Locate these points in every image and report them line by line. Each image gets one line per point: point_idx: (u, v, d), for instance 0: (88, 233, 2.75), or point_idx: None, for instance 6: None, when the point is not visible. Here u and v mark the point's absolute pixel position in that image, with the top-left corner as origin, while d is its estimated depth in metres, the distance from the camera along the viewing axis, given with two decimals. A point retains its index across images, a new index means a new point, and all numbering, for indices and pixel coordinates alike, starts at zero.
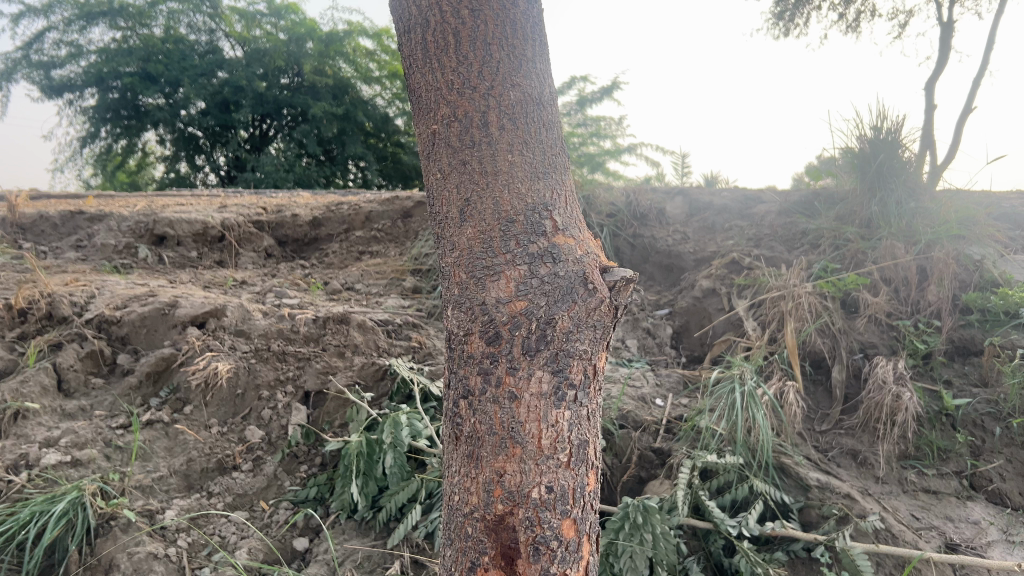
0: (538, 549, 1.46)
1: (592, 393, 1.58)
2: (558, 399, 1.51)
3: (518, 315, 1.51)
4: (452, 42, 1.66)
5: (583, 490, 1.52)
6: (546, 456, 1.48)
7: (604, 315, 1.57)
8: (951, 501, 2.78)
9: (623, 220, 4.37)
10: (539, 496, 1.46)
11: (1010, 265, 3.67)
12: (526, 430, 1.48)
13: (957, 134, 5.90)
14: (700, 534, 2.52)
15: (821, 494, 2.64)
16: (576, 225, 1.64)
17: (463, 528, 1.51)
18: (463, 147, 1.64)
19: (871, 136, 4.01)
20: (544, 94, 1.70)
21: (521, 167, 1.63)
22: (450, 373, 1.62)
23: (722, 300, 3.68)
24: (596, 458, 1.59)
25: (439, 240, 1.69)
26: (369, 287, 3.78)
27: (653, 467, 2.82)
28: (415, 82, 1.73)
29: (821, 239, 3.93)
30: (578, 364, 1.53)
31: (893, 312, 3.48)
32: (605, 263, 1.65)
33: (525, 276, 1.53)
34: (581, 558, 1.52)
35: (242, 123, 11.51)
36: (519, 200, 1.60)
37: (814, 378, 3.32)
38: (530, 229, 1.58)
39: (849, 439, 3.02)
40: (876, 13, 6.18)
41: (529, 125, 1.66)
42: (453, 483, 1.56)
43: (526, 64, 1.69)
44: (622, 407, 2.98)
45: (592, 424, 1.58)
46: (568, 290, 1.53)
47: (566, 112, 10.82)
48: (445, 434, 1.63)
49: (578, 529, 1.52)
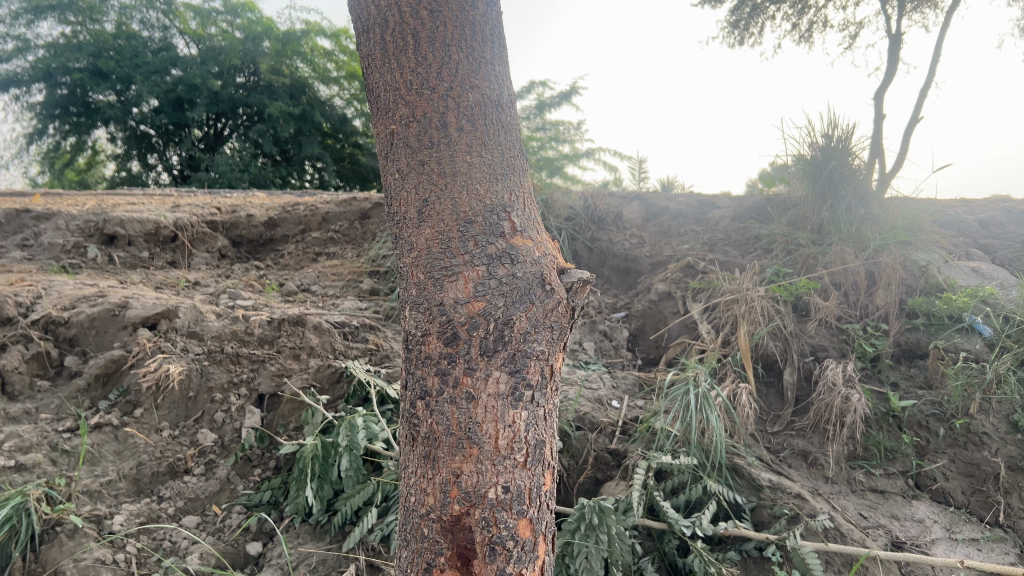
0: (494, 549, 1.46)
1: (548, 394, 1.59)
2: (515, 400, 1.51)
3: (476, 316, 1.51)
4: (411, 43, 1.66)
5: (539, 489, 1.53)
6: (503, 457, 1.48)
7: (560, 316, 1.58)
8: (897, 500, 2.85)
9: (581, 223, 4.40)
10: (496, 496, 1.47)
11: (953, 271, 3.78)
12: (483, 431, 1.48)
13: (905, 144, 6.08)
14: (655, 535, 2.55)
15: (772, 495, 2.69)
16: (535, 228, 1.65)
17: (419, 529, 1.51)
18: (422, 148, 1.64)
19: (822, 143, 4.10)
20: (502, 97, 1.71)
21: (480, 168, 1.63)
22: (406, 374, 1.61)
23: (677, 303, 3.73)
24: (552, 458, 1.60)
25: (397, 241, 1.68)
26: (325, 288, 3.75)
27: (609, 468, 2.84)
28: (373, 82, 1.73)
29: (774, 244, 4.01)
30: (535, 365, 1.54)
31: (842, 315, 3.56)
32: (562, 265, 1.67)
33: (483, 277, 1.54)
34: (537, 557, 1.53)
35: (197, 122, 11.32)
36: (477, 201, 1.61)
37: (766, 380, 3.38)
38: (488, 230, 1.58)
39: (800, 440, 3.09)
40: (828, 24, 6.33)
41: (487, 127, 1.67)
42: (409, 484, 1.56)
43: (485, 66, 1.69)
44: (578, 409, 3.00)
45: (549, 424, 1.59)
46: (526, 291, 1.54)
47: (525, 116, 10.85)
48: (402, 436, 1.62)
49: (534, 529, 1.53)
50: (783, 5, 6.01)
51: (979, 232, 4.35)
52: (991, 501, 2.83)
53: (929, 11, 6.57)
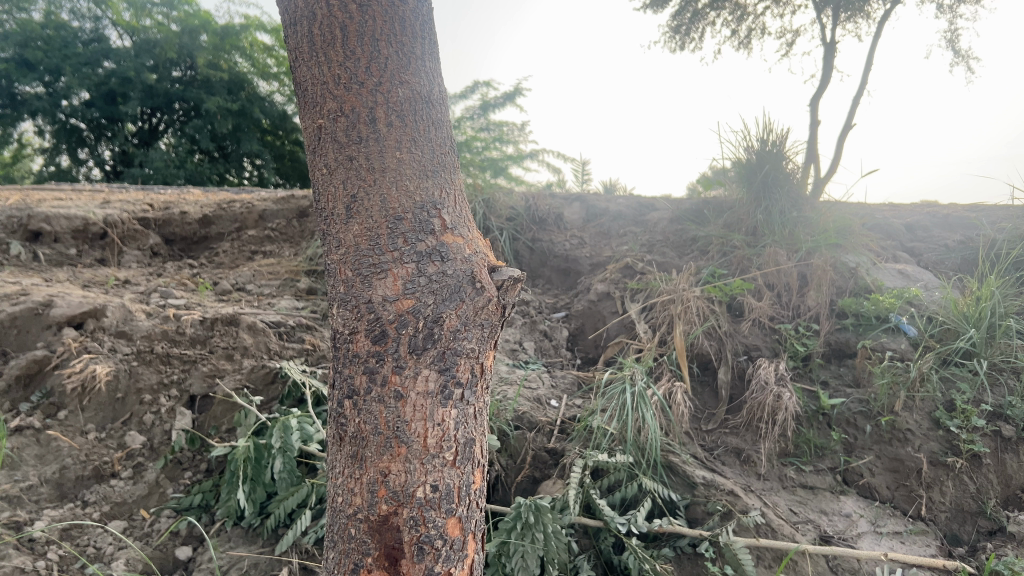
0: (421, 548, 1.45)
1: (478, 392, 1.59)
2: (444, 398, 1.50)
3: (405, 314, 1.51)
4: (339, 37, 1.64)
5: (469, 489, 1.53)
6: (431, 455, 1.48)
7: (491, 314, 1.59)
8: (826, 495, 2.93)
9: (522, 224, 4.40)
10: (424, 496, 1.46)
11: (881, 273, 3.90)
12: (411, 429, 1.47)
13: (838, 150, 6.26)
14: (591, 533, 2.57)
15: (706, 492, 2.74)
16: (465, 225, 1.66)
17: (346, 530, 1.49)
18: (350, 143, 1.62)
19: (757, 148, 4.20)
20: (433, 93, 1.71)
21: (410, 164, 1.62)
22: (334, 374, 1.59)
23: (616, 303, 3.76)
24: (482, 458, 1.61)
25: (324, 237, 1.66)
26: (261, 287, 3.68)
27: (547, 467, 2.85)
28: (300, 75, 1.70)
29: (710, 246, 4.09)
30: (465, 363, 1.53)
31: (775, 316, 3.65)
32: (493, 263, 1.68)
33: (412, 274, 1.54)
34: (466, 557, 1.53)
35: (130, 116, 11.01)
36: (407, 198, 1.60)
37: (701, 379, 3.44)
38: (418, 228, 1.58)
39: (733, 438, 3.15)
40: (766, 31, 6.47)
41: (417, 124, 1.66)
42: (336, 484, 1.53)
43: (415, 62, 1.69)
44: (517, 409, 3.00)
45: (479, 423, 1.60)
46: (456, 289, 1.54)
47: (469, 117, 10.83)
48: (329, 436, 1.59)
49: (462, 528, 1.52)
50: (723, 11, 6.12)
51: (905, 235, 4.51)
52: (913, 495, 2.94)
53: (862, 22, 6.77)
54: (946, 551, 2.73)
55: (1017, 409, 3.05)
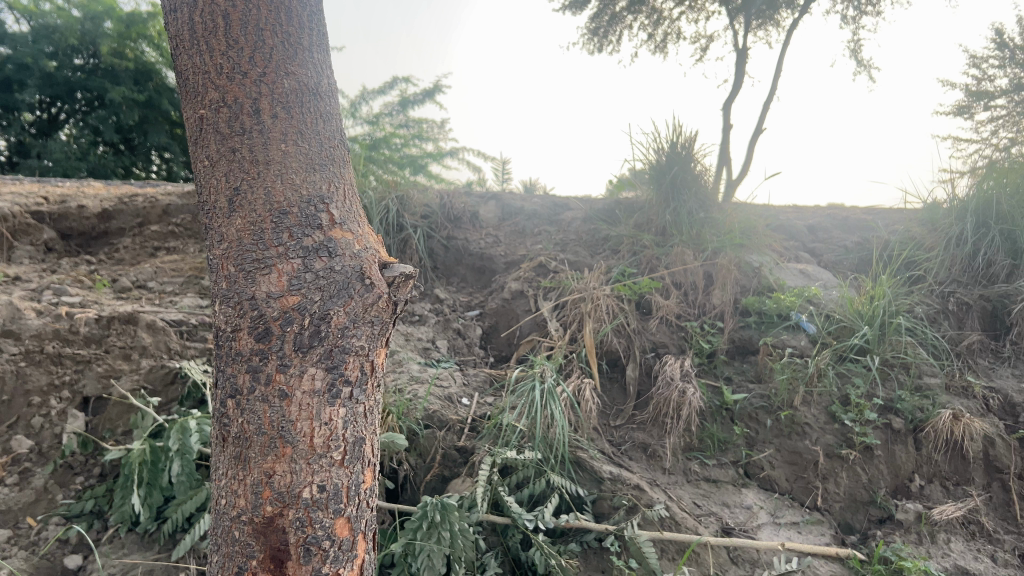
0: (308, 550, 1.50)
1: (368, 390, 1.64)
2: (332, 397, 1.55)
3: (290, 311, 1.52)
4: (221, 25, 1.60)
5: (357, 488, 1.59)
6: (318, 455, 1.52)
7: (381, 311, 1.63)
8: (728, 488, 3.03)
9: (437, 222, 4.36)
10: (310, 496, 1.51)
11: (783, 272, 4.05)
12: (297, 429, 1.50)
13: (748, 153, 6.47)
14: (499, 530, 2.60)
15: (613, 486, 2.80)
16: (355, 221, 1.67)
17: (229, 533, 1.52)
18: (232, 134, 1.60)
19: (667, 149, 4.29)
20: (321, 85, 1.70)
21: (295, 157, 1.62)
22: (217, 372, 1.60)
23: (529, 301, 3.78)
24: (371, 457, 1.67)
25: (206, 231, 1.64)
26: (163, 284, 3.57)
27: (456, 466, 2.84)
28: (179, 63, 1.65)
29: (621, 245, 4.16)
30: (354, 361, 1.58)
31: (682, 314, 3.74)
32: (384, 258, 1.71)
33: (298, 270, 1.54)
34: (356, 556, 1.60)
35: (26, 105, 10.45)
36: (293, 192, 1.59)
37: (610, 375, 3.49)
38: (304, 222, 1.58)
39: (640, 433, 3.23)
40: (681, 36, 6.61)
41: (304, 115, 1.65)
42: (220, 487, 1.56)
43: (302, 53, 1.67)
44: (427, 407, 2.98)
45: (370, 422, 1.65)
46: (344, 285, 1.56)
47: (388, 113, 10.71)
48: (213, 436, 1.61)
49: (351, 528, 1.59)
50: (639, 15, 6.23)
51: (807, 237, 4.69)
52: (810, 486, 3.07)
53: (772, 30, 7.00)
54: (839, 539, 2.87)
55: (906, 404, 3.28)
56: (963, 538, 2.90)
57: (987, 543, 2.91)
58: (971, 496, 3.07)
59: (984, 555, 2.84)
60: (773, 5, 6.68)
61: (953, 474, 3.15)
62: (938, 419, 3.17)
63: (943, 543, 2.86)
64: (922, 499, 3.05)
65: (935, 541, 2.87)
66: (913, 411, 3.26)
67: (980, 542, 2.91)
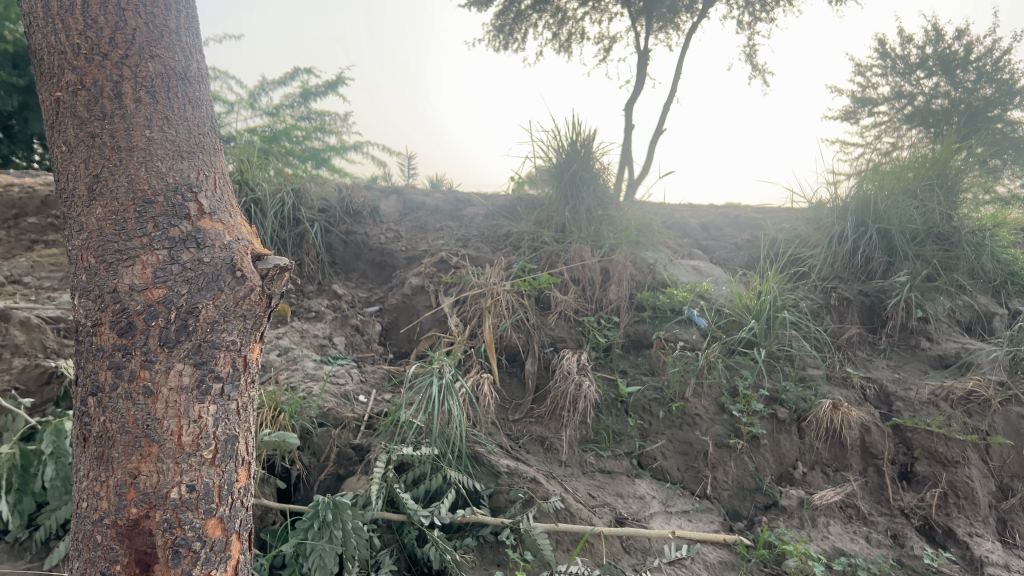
0: (177, 552, 1.59)
1: (241, 387, 1.72)
2: (201, 394, 1.63)
3: (155, 304, 1.60)
4: (79, 6, 1.68)
5: (229, 488, 1.68)
6: (186, 454, 1.60)
7: (254, 305, 1.71)
8: (622, 479, 3.13)
9: (336, 216, 4.29)
10: (178, 497, 1.59)
11: (677, 268, 4.19)
12: (163, 428, 1.58)
13: (649, 153, 6.63)
14: (395, 527, 2.60)
15: (509, 480, 2.85)
16: (225, 211, 1.76)
17: (93, 537, 1.59)
18: (92, 119, 1.67)
19: (567, 147, 4.36)
20: (187, 69, 1.80)
21: (160, 143, 1.71)
22: (78, 367, 1.65)
23: (429, 297, 3.77)
24: (245, 455, 1.76)
25: (65, 219, 1.70)
26: (41, 280, 3.39)
27: (352, 463, 2.81)
28: (36, 43, 1.71)
29: (522, 241, 4.17)
30: (224, 356, 1.66)
31: (580, 309, 3.80)
32: (258, 250, 1.79)
33: (163, 262, 1.63)
34: (228, 557, 1.69)
35: None
36: (158, 180, 1.68)
37: (509, 370, 3.52)
38: (170, 212, 1.67)
39: (538, 426, 3.27)
40: (585, 36, 6.71)
41: (169, 101, 1.75)
42: (82, 490, 1.62)
43: (167, 37, 1.77)
44: (322, 405, 2.93)
45: (243, 419, 1.74)
46: (214, 278, 1.65)
47: (288, 104, 10.43)
48: (73, 436, 1.66)
49: (224, 529, 1.68)
50: (544, 14, 6.29)
51: (701, 234, 4.85)
52: (700, 476, 3.21)
53: (672, 33, 7.20)
54: (727, 526, 3.01)
55: (790, 395, 3.44)
56: (841, 522, 3.09)
57: (863, 525, 3.12)
58: (849, 481, 3.27)
59: (860, 536, 3.04)
60: (674, 8, 6.86)
61: (833, 461, 3.34)
62: (818, 408, 3.35)
63: (823, 527, 3.04)
64: (804, 485, 3.21)
65: (815, 525, 3.04)
66: (797, 402, 3.42)
67: (857, 524, 3.11)
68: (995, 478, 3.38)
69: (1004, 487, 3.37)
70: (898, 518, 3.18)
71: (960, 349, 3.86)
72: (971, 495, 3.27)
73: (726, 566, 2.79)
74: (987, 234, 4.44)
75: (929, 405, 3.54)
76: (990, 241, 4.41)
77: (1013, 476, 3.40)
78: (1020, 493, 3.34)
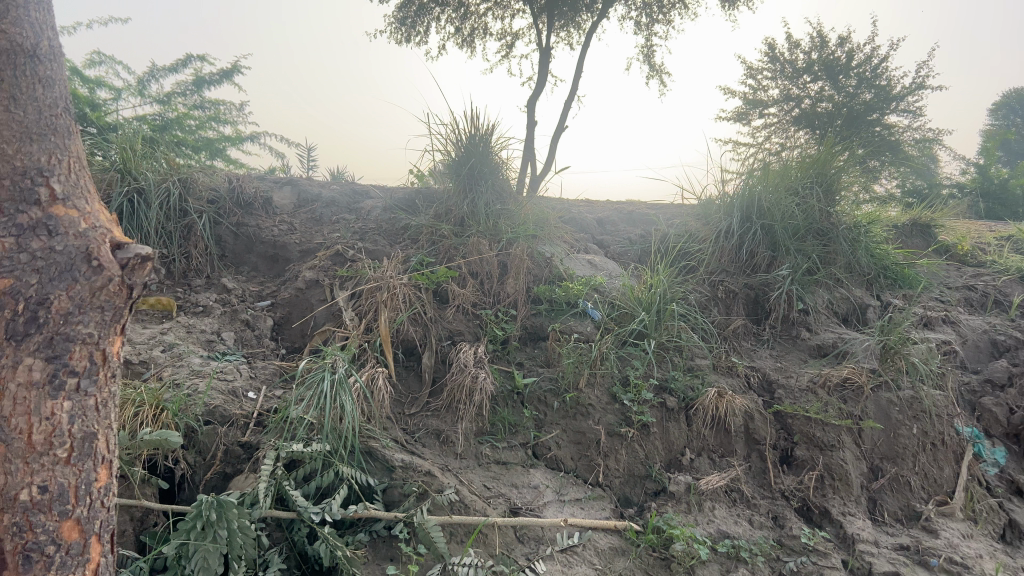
0: (29, 557, 1.70)
1: (98, 379, 1.83)
2: (54, 391, 1.73)
3: (4, 295, 1.67)
4: None
5: (84, 487, 1.80)
6: (38, 454, 1.71)
7: (112, 297, 1.81)
8: (517, 470, 3.18)
9: (225, 207, 4.16)
10: (29, 498, 1.70)
11: (573, 262, 4.27)
12: (12, 427, 1.68)
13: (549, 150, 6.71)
14: (285, 525, 2.55)
15: (403, 474, 2.85)
16: (79, 197, 1.83)
17: None
18: None
19: (466, 141, 4.37)
20: (36, 49, 1.86)
21: (7, 126, 1.79)
22: None
23: (324, 291, 3.69)
24: (102, 455, 1.88)
25: None
26: None
27: (240, 462, 2.75)
28: None
29: (420, 235, 4.15)
30: (79, 352, 1.76)
31: (477, 302, 3.82)
32: (118, 237, 1.86)
33: (14, 250, 1.71)
34: (87, 559, 1.82)
35: None
36: (6, 164, 1.76)
37: (406, 364, 3.49)
38: (22, 199, 1.75)
39: (434, 420, 3.26)
40: (487, 31, 6.74)
41: (17, 81, 1.82)
42: None
43: (13, 15, 1.83)
44: (208, 402, 2.84)
45: (101, 414, 1.86)
46: (67, 268, 1.73)
47: (179, 92, 10.01)
48: None
49: (82, 530, 1.80)
50: (447, 8, 6.27)
51: (596, 229, 4.94)
52: (593, 464, 3.30)
53: (574, 32, 7.30)
54: (618, 513, 3.14)
55: (678, 383, 3.58)
56: (725, 505, 3.26)
57: (745, 508, 3.30)
58: (733, 466, 3.44)
59: (743, 519, 3.23)
60: (575, 7, 6.96)
61: (718, 447, 3.51)
62: (704, 397, 3.50)
63: (709, 511, 3.20)
64: (692, 471, 3.36)
65: (701, 509, 3.20)
66: (685, 390, 3.57)
67: (740, 507, 3.29)
68: (867, 459, 3.60)
69: (874, 469, 3.59)
70: (778, 500, 3.37)
71: (836, 339, 4.10)
72: (845, 476, 3.47)
73: (616, 551, 2.91)
74: (860, 230, 4.73)
75: (808, 393, 3.72)
76: (863, 237, 4.70)
77: (883, 457, 3.62)
78: (889, 473, 3.57)
